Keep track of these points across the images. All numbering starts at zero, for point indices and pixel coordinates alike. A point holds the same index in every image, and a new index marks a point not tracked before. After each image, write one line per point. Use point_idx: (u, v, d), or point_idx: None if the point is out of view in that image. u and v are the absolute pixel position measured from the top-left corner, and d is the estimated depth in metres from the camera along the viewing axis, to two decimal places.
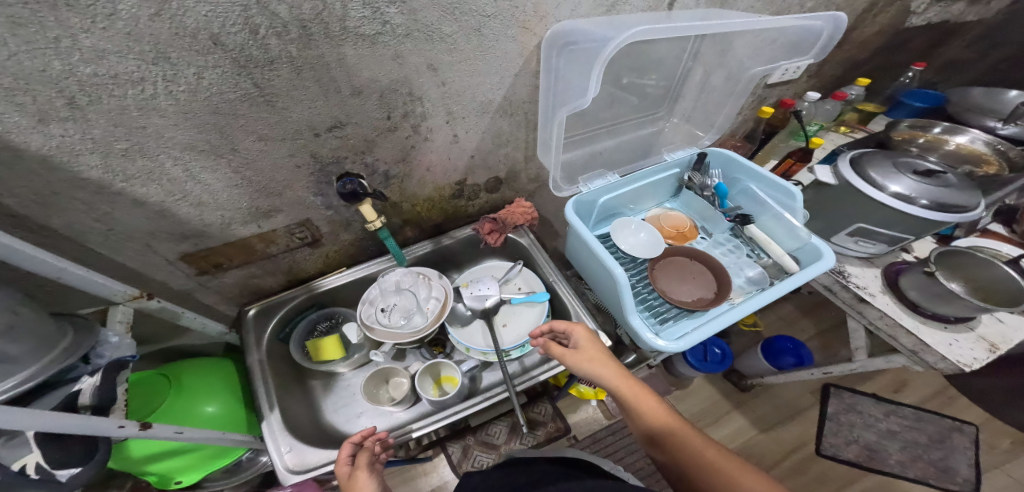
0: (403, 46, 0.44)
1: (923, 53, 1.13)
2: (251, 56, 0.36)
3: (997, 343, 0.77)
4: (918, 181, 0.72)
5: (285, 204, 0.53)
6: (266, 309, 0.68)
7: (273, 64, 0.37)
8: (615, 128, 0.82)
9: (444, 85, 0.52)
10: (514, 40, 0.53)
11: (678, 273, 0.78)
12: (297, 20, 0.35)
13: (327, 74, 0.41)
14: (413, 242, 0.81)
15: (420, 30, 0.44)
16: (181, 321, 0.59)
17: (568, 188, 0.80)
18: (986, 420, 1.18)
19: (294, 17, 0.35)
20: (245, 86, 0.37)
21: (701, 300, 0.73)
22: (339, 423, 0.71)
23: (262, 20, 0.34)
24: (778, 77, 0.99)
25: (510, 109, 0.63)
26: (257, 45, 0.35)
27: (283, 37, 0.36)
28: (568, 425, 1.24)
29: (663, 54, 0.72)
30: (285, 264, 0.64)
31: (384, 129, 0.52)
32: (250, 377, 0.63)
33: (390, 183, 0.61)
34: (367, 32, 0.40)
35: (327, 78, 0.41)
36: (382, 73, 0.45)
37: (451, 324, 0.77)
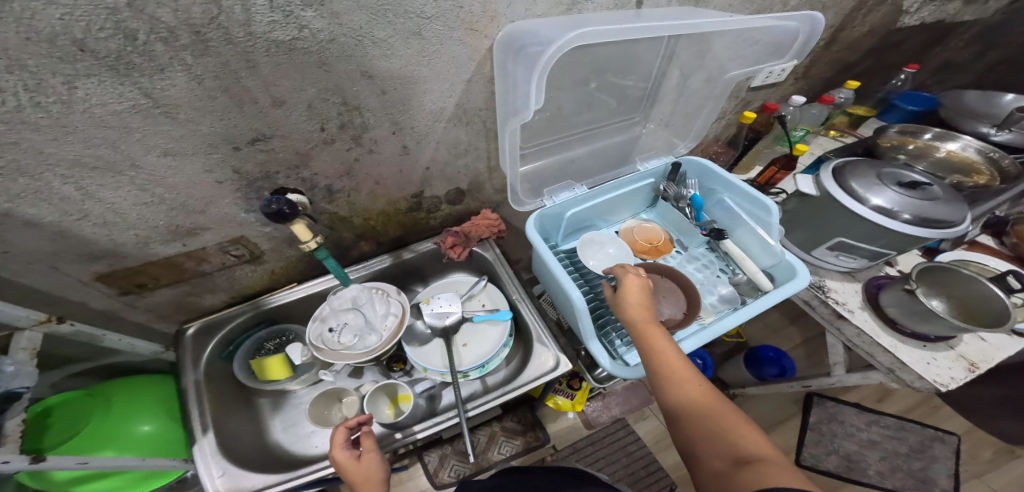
0: (329, 53, 0.40)
1: (918, 54, 1.08)
2: (132, 63, 0.32)
3: (976, 362, 0.74)
4: (902, 194, 0.67)
5: (211, 222, 0.49)
6: (207, 327, 0.65)
7: (165, 72, 0.33)
8: (588, 134, 0.79)
9: (383, 94, 0.48)
10: (461, 43, 0.49)
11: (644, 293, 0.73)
12: (188, 25, 0.31)
13: (237, 84, 0.37)
14: (371, 255, 0.78)
15: (347, 34, 0.40)
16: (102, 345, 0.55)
17: (531, 202, 0.76)
18: (969, 429, 1.14)
19: (181, 21, 0.31)
20: (133, 96, 0.34)
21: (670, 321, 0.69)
22: (286, 443, 0.68)
23: (140, 25, 0.30)
24: (762, 80, 0.93)
25: (465, 117, 0.59)
26: (138, 51, 0.31)
27: (170, 43, 0.32)
28: (547, 435, 1.17)
29: (632, 58, 0.69)
30: (224, 281, 0.60)
31: (319, 141, 0.48)
32: (184, 399, 0.60)
33: (334, 197, 0.58)
34: (281, 38, 0.36)
35: (238, 89, 0.37)
36: (308, 82, 0.41)
37: (408, 342, 0.75)
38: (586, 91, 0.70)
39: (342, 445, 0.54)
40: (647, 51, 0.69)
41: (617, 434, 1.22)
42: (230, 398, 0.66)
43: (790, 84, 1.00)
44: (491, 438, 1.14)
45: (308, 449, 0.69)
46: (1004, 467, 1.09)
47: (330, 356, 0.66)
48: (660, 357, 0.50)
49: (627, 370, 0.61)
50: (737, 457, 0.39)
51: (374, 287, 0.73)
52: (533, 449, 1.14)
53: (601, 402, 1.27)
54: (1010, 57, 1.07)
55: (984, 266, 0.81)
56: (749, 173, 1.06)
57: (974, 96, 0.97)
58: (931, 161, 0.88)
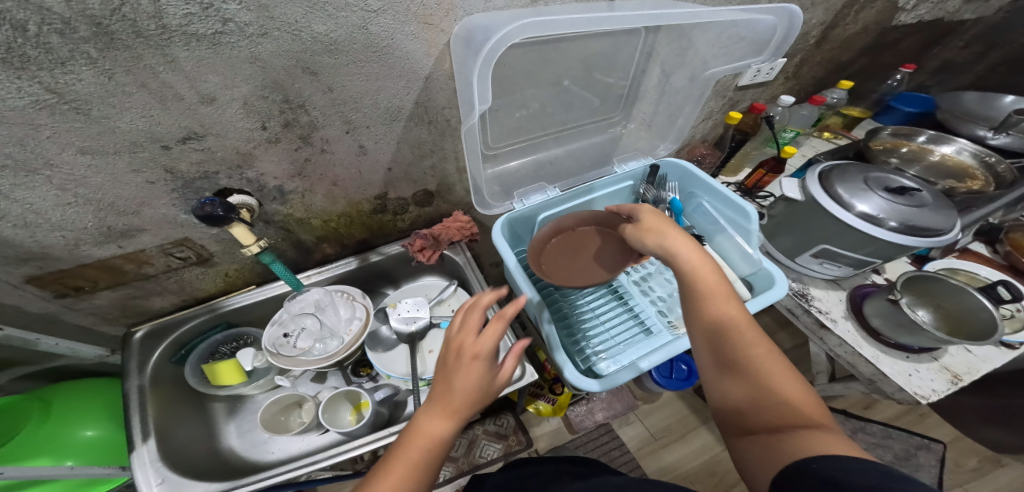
0: (260, 48, 0.38)
1: (915, 55, 1.04)
2: (27, 55, 0.31)
3: (960, 374, 0.68)
4: (888, 200, 0.63)
5: (147, 224, 0.50)
6: (155, 331, 0.68)
7: (65, 65, 0.33)
8: (564, 135, 0.76)
9: (330, 91, 0.46)
10: (415, 37, 0.46)
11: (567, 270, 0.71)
12: (85, 16, 0.31)
13: (154, 79, 0.37)
14: (335, 258, 0.78)
15: (280, 27, 0.38)
16: (37, 349, 0.58)
17: (500, 205, 0.74)
18: (955, 438, 1.11)
19: (76, 12, 0.30)
20: (33, 91, 0.33)
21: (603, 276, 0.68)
22: (241, 450, 0.72)
23: (27, 15, 0.30)
24: (750, 77, 0.89)
25: (427, 116, 0.56)
26: (31, 44, 0.31)
27: (67, 35, 0.31)
28: (529, 439, 1.12)
29: (604, 54, 0.65)
30: (173, 283, 0.62)
31: (263, 141, 0.46)
32: (127, 403, 0.62)
33: (287, 198, 0.57)
34: (201, 32, 0.35)
35: (156, 84, 0.37)
36: (240, 77, 0.40)
37: (372, 348, 0.75)
38: (558, 89, 0.67)
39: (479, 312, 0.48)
40: (622, 50, 0.66)
41: (602, 440, 1.15)
42: (181, 403, 0.69)
43: (780, 84, 0.96)
44: (473, 442, 1.10)
45: (263, 455, 0.72)
46: (988, 476, 1.05)
47: (287, 362, 0.67)
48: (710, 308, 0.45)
49: (592, 383, 0.58)
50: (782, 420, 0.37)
51: (338, 291, 0.75)
52: (514, 453, 1.09)
53: (585, 406, 1.19)
54: (1013, 58, 1.02)
55: (975, 275, 0.78)
56: (737, 175, 1.03)
57: (972, 97, 0.94)
58: (925, 164, 0.86)
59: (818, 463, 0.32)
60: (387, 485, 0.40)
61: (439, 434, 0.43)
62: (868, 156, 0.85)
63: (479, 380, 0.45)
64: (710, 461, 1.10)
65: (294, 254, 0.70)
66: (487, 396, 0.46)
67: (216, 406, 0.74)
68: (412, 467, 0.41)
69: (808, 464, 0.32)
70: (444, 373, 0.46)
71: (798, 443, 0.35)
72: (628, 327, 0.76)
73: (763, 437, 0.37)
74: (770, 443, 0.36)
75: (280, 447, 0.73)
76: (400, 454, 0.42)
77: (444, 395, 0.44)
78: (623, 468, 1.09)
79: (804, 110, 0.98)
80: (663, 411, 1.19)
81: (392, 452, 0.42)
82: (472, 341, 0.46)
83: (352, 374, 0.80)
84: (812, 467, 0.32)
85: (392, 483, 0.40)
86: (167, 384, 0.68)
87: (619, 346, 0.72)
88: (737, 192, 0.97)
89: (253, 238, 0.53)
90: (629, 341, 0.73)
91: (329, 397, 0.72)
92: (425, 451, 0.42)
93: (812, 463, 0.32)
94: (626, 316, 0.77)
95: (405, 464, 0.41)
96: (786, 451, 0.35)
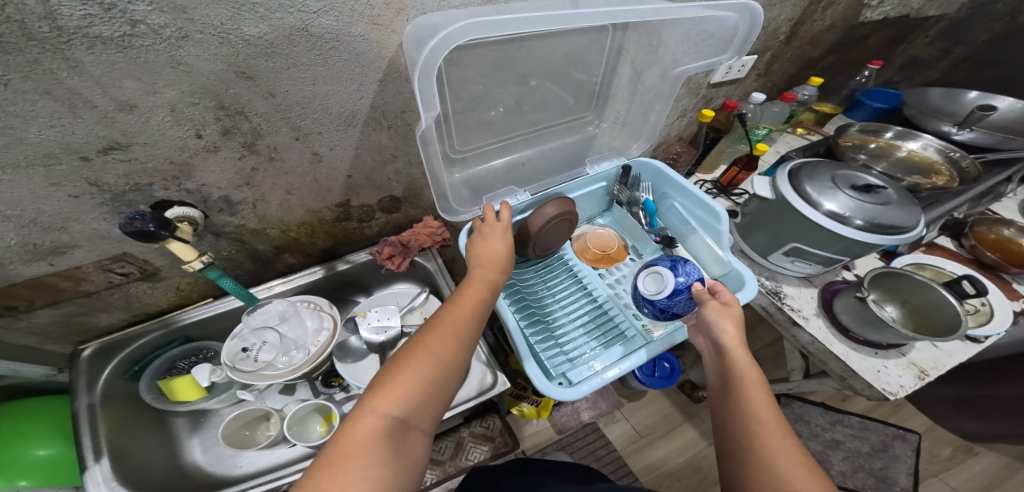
0: (182, 50, 0.36)
1: (882, 52, 1.06)
2: None
3: (927, 370, 0.69)
4: (854, 198, 0.63)
5: (79, 239, 0.48)
6: (105, 347, 0.66)
7: None
8: (535, 136, 0.74)
9: (271, 97, 0.44)
10: (365, 39, 0.44)
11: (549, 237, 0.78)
12: None
13: (59, 86, 0.35)
14: (299, 267, 0.76)
15: (204, 30, 0.36)
16: None
17: (468, 210, 0.72)
18: (929, 428, 1.13)
19: None
20: None
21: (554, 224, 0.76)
22: (206, 465, 0.70)
23: None
24: (722, 75, 0.89)
25: (385, 121, 0.54)
26: None
27: None
28: (517, 440, 1.09)
29: (568, 52, 0.64)
30: (117, 299, 0.61)
31: (199, 149, 0.45)
32: (75, 423, 0.59)
33: (236, 208, 0.55)
34: (107, 34, 0.33)
35: (62, 92, 0.35)
36: (161, 83, 0.38)
37: (341, 359, 0.73)
38: (525, 89, 0.65)
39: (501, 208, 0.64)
40: (587, 49, 0.65)
41: (588, 439, 1.14)
42: (139, 420, 0.67)
43: (751, 81, 0.97)
44: (460, 445, 1.06)
45: (230, 469, 0.71)
46: (961, 465, 1.08)
47: (249, 377, 0.65)
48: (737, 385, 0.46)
49: (566, 392, 0.57)
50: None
51: (302, 301, 0.72)
52: (502, 455, 1.06)
53: (571, 405, 1.18)
54: (978, 53, 1.04)
55: (940, 270, 0.79)
56: (714, 172, 1.02)
57: (938, 93, 0.95)
58: (893, 159, 0.86)
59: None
60: (461, 309, 0.48)
61: (492, 281, 0.54)
62: (837, 152, 0.85)
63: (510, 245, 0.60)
64: (694, 458, 1.10)
65: (253, 265, 0.68)
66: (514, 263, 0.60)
67: (179, 421, 0.72)
68: (478, 299, 0.50)
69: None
70: (479, 243, 0.59)
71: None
72: (603, 331, 0.76)
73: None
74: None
75: (247, 462, 0.71)
76: (466, 291, 0.51)
77: (486, 256, 0.57)
78: (608, 467, 1.09)
79: (776, 107, 0.98)
80: (647, 410, 1.19)
81: (457, 291, 0.51)
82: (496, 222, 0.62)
83: (321, 385, 0.77)
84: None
85: (465, 310, 0.49)
86: (121, 402, 0.65)
87: (595, 351, 0.72)
88: (712, 189, 0.96)
89: (195, 253, 0.51)
90: (605, 345, 0.73)
91: (296, 411, 0.70)
92: (483, 292, 0.52)
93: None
94: (601, 320, 0.77)
95: (472, 298, 0.50)
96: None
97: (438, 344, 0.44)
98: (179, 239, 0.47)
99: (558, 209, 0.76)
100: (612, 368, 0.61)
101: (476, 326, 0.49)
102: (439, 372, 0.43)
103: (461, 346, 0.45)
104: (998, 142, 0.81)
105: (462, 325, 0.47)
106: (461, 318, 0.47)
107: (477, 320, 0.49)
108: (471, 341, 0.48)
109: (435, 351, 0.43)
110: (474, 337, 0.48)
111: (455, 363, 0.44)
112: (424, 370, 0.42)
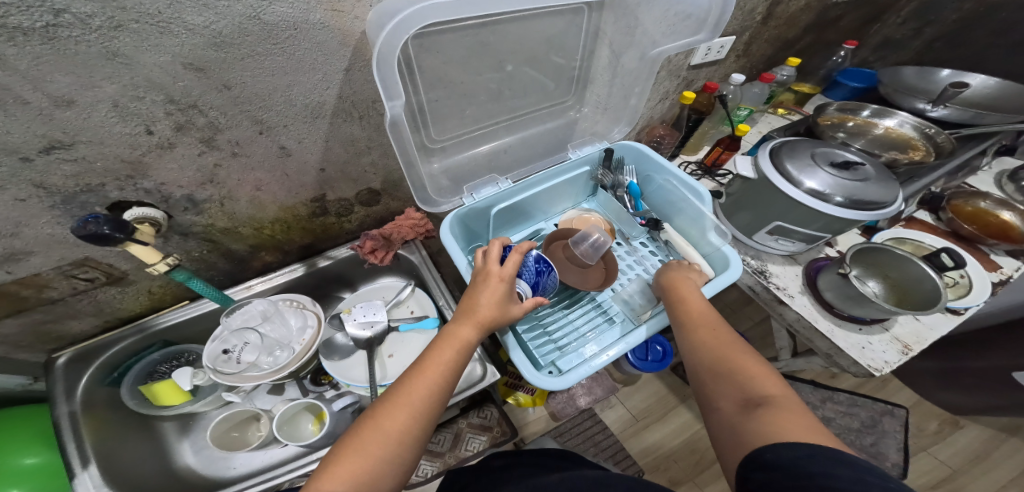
0: (116, 42, 0.34)
1: (857, 31, 1.05)
2: None
3: (910, 344, 0.69)
4: (833, 175, 0.63)
5: (36, 245, 0.47)
6: (81, 355, 0.65)
7: None
8: (515, 123, 0.72)
9: (226, 89, 0.42)
10: (325, 26, 0.42)
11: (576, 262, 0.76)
12: None
13: None
14: (278, 266, 0.74)
15: (139, 19, 0.34)
16: None
17: (448, 201, 0.69)
18: (916, 402, 1.16)
19: None
20: None
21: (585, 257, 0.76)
22: (199, 467, 0.71)
23: None
24: (702, 56, 0.88)
25: (356, 111, 0.52)
26: None
27: None
28: (514, 429, 1.07)
29: (546, 38, 0.62)
30: (84, 304, 0.59)
31: (152, 146, 0.43)
32: (58, 431, 0.59)
33: (202, 207, 0.53)
34: (28, 25, 0.31)
35: None
36: (99, 76, 0.36)
37: (328, 357, 0.73)
38: (501, 74, 0.62)
39: (492, 248, 0.56)
40: (564, 30, 0.62)
41: (585, 425, 1.14)
42: (124, 424, 0.66)
43: (731, 62, 0.95)
44: (459, 436, 1.05)
45: (224, 471, 0.71)
46: (947, 438, 1.10)
47: (233, 379, 0.64)
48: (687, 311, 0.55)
49: (554, 381, 0.57)
50: (749, 400, 0.40)
51: (284, 299, 0.72)
52: (499, 444, 1.04)
53: (567, 392, 1.18)
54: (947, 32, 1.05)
55: (920, 244, 0.79)
56: (698, 153, 1.01)
57: (912, 72, 0.95)
58: (870, 137, 0.85)
59: (771, 451, 0.34)
60: (423, 381, 0.46)
61: (466, 339, 0.49)
62: (816, 131, 0.84)
63: (500, 301, 0.52)
64: (690, 439, 1.12)
65: (228, 265, 0.66)
66: (506, 319, 0.52)
67: (166, 425, 0.72)
68: (443, 366, 0.47)
69: (762, 454, 0.35)
70: (469, 294, 0.53)
71: (762, 422, 0.37)
72: (591, 317, 0.75)
73: (735, 420, 0.40)
74: (738, 426, 0.39)
75: (241, 462, 0.72)
76: (431, 356, 0.48)
77: (470, 308, 0.51)
78: (606, 451, 1.10)
79: (755, 88, 0.97)
80: (643, 393, 1.20)
81: (426, 354, 0.48)
82: (492, 267, 0.54)
83: (310, 383, 0.78)
84: (764, 458, 0.34)
85: (426, 381, 0.46)
86: (104, 409, 0.65)
87: (584, 337, 0.72)
88: (697, 171, 0.95)
89: (159, 255, 0.49)
90: (596, 330, 0.73)
91: (285, 411, 0.70)
92: (454, 353, 0.48)
93: (764, 451, 0.35)
94: (590, 307, 0.77)
95: (438, 366, 0.47)
96: (749, 430, 0.38)
97: (389, 420, 0.43)
98: (139, 242, 0.45)
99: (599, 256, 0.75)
100: (599, 357, 0.60)
101: (443, 394, 0.46)
102: (393, 448, 0.41)
103: (417, 420, 0.44)
104: (971, 118, 0.82)
105: (420, 398, 0.45)
106: (420, 391, 0.45)
107: (443, 388, 0.47)
108: (434, 413, 0.46)
109: (386, 429, 0.42)
110: (440, 403, 0.46)
111: (412, 436, 0.43)
112: (376, 449, 0.41)
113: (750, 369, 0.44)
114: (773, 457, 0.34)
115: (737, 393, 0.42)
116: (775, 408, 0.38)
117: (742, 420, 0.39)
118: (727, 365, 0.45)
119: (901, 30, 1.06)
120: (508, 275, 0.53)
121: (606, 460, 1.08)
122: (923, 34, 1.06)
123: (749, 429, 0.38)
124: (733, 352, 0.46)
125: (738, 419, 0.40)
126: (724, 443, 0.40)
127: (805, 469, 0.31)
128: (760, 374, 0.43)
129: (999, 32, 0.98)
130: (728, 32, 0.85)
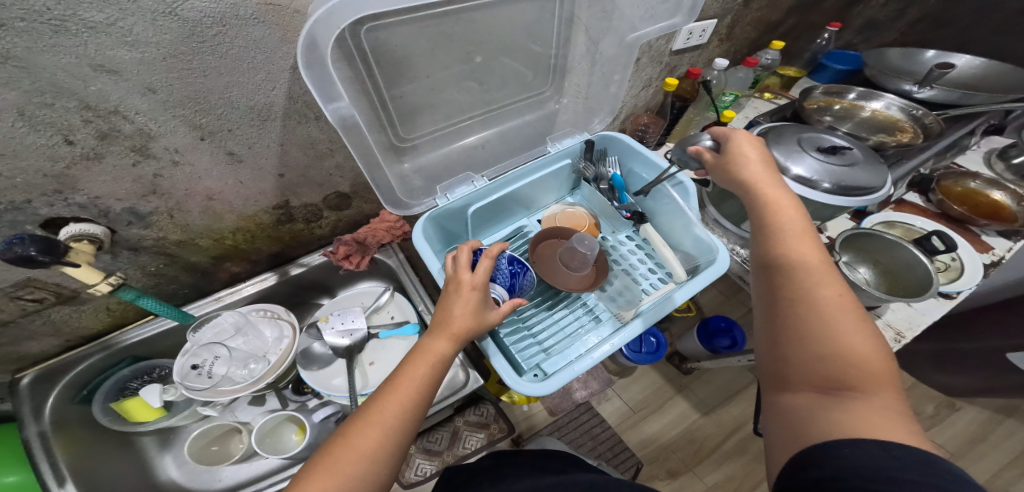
0: (10, 46, 0.32)
1: (840, 12, 1.03)
2: None
3: (903, 331, 0.67)
4: (821, 161, 0.60)
5: None
6: (46, 374, 0.63)
7: None
8: (489, 117, 0.68)
9: (152, 93, 0.40)
10: (258, 22, 0.40)
11: (564, 265, 0.74)
12: None
13: None
14: (248, 276, 0.72)
15: (25, 17, 0.31)
16: None
17: (420, 203, 0.67)
18: (912, 385, 1.15)
19: None
20: None
21: (574, 258, 0.73)
22: (184, 480, 0.69)
23: None
24: (684, 41, 0.84)
25: (310, 111, 0.50)
26: None
27: None
28: (512, 425, 1.04)
29: (520, 27, 0.58)
30: (42, 325, 0.59)
31: (76, 157, 0.41)
32: (30, 453, 0.57)
33: (149, 220, 0.52)
34: None
35: None
36: None
37: (308, 367, 0.70)
38: (471, 67, 0.58)
39: (463, 255, 0.53)
40: (538, 17, 0.58)
41: (581, 419, 1.12)
42: (99, 443, 0.64)
43: (714, 46, 0.92)
44: (457, 434, 1.01)
45: (208, 484, 0.69)
46: (944, 420, 1.10)
47: (207, 394, 0.62)
48: (777, 233, 0.44)
49: (535, 386, 0.54)
50: (832, 373, 0.35)
51: (255, 309, 0.70)
52: (498, 441, 1.01)
53: (562, 387, 1.16)
54: (931, 12, 1.03)
55: (910, 227, 0.77)
56: None
57: (896, 53, 0.92)
58: (858, 120, 0.83)
59: (845, 447, 0.30)
60: (395, 397, 0.43)
61: (441, 353, 0.46)
62: (803, 116, 0.81)
63: (474, 311, 0.49)
64: (688, 430, 1.11)
65: (192, 278, 0.65)
66: (482, 327, 0.50)
67: (145, 439, 0.70)
68: (418, 382, 0.44)
69: (835, 446, 0.31)
70: (442, 306, 0.50)
71: (853, 412, 0.32)
72: (577, 316, 0.73)
73: (810, 399, 0.35)
74: (816, 406, 0.34)
75: (225, 474, 0.70)
76: (404, 372, 0.45)
77: (442, 320, 0.48)
78: (603, 444, 1.08)
79: (740, 73, 0.94)
80: (639, 385, 1.18)
81: (398, 368, 0.46)
82: (464, 275, 0.51)
83: (291, 393, 0.76)
84: (842, 451, 0.30)
85: (399, 398, 0.43)
86: (79, 427, 0.63)
87: (570, 338, 0.70)
88: None
89: (100, 274, 0.48)
90: (585, 329, 0.71)
91: (265, 422, 0.68)
92: (428, 369, 0.45)
93: (837, 446, 0.31)
94: (576, 305, 0.75)
95: (411, 382, 0.44)
96: (827, 416, 0.33)
97: (360, 438, 0.40)
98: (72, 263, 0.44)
99: (587, 255, 0.72)
100: (582, 360, 0.57)
101: (417, 411, 0.44)
102: (365, 467, 0.39)
103: (390, 438, 0.41)
104: (957, 98, 0.80)
105: (393, 416, 0.42)
106: (393, 407, 0.42)
107: (418, 405, 0.44)
108: (409, 429, 0.43)
109: (357, 449, 0.39)
110: (415, 420, 0.44)
111: (383, 454, 0.40)
112: (345, 468, 0.38)
113: (840, 326, 0.37)
114: (849, 454, 0.30)
115: (820, 359, 0.36)
116: (864, 397, 0.33)
117: (819, 401, 0.34)
118: (816, 317, 0.38)
119: (884, 11, 1.04)
120: (481, 284, 0.50)
121: (603, 454, 1.06)
122: (906, 14, 1.03)
123: (829, 416, 0.33)
124: (832, 311, 0.37)
125: (818, 402, 0.34)
126: (792, 420, 0.35)
127: (880, 472, 0.28)
128: (852, 331, 0.36)
129: (979, 11, 0.96)
130: (709, 15, 0.82)
